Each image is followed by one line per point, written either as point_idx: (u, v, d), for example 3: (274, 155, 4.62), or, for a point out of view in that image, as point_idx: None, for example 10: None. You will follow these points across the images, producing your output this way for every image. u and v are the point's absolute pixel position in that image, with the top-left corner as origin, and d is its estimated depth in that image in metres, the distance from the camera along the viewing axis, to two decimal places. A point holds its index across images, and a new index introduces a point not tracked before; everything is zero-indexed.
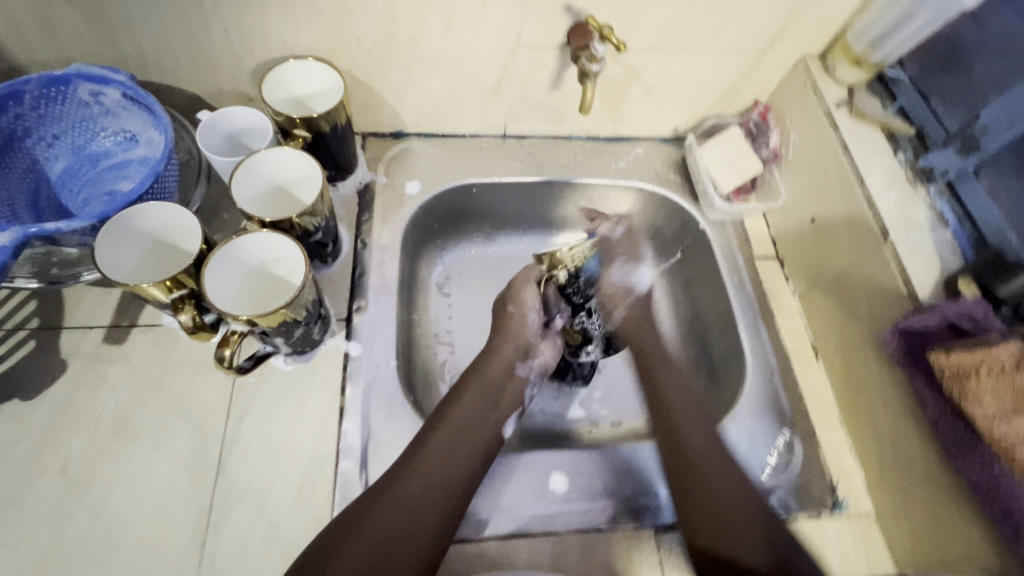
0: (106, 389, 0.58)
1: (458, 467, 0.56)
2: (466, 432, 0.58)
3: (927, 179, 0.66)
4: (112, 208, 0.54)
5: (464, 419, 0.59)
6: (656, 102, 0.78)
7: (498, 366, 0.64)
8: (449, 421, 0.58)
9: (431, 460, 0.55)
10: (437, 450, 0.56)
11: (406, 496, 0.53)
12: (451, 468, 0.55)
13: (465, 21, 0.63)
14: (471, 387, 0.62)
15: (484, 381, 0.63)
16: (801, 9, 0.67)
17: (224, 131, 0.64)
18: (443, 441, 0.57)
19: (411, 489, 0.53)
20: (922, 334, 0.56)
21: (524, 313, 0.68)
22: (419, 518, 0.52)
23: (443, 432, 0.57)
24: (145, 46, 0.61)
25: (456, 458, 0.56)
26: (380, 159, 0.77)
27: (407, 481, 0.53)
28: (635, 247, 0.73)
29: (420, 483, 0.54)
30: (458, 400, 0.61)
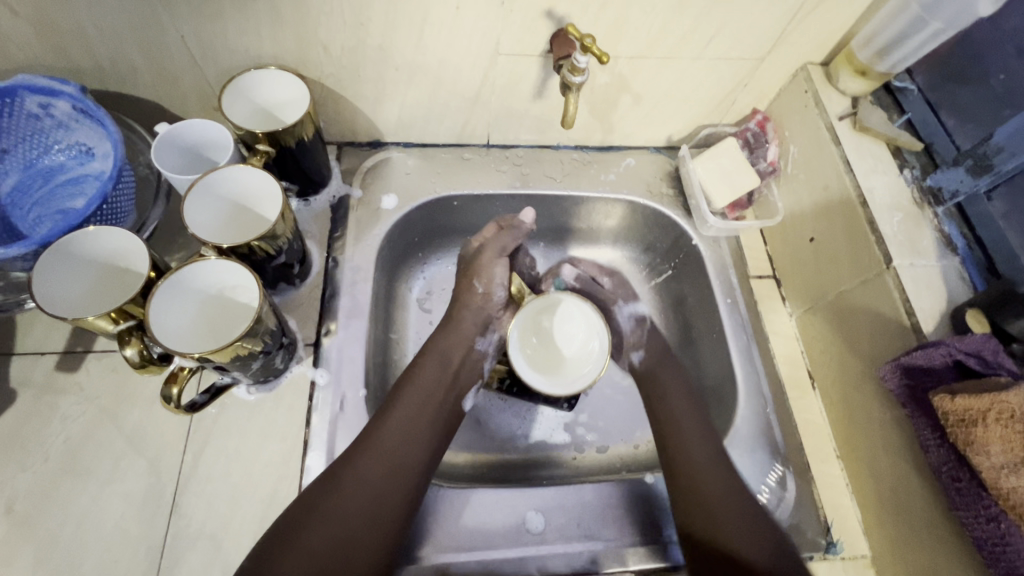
0: (58, 421, 0.56)
1: (418, 446, 0.55)
2: (424, 412, 0.57)
3: (935, 201, 0.62)
4: (54, 232, 0.51)
5: (420, 399, 0.58)
6: (647, 111, 0.73)
7: (460, 340, 0.64)
8: (406, 401, 0.57)
9: (389, 442, 0.54)
10: (396, 430, 0.55)
11: (367, 481, 0.51)
12: (410, 447, 0.54)
13: (439, 30, 0.59)
14: (429, 363, 0.61)
15: (442, 354, 0.62)
16: (803, 15, 0.62)
17: (181, 144, 0.59)
18: (402, 421, 0.55)
19: (371, 472, 0.52)
20: (925, 372, 0.52)
21: (490, 291, 0.66)
22: (381, 502, 0.51)
23: (401, 411, 0.56)
24: (97, 56, 0.57)
25: (416, 436, 0.55)
26: (356, 170, 0.73)
27: (364, 465, 0.52)
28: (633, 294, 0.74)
29: (379, 464, 0.52)
30: (416, 377, 0.59)
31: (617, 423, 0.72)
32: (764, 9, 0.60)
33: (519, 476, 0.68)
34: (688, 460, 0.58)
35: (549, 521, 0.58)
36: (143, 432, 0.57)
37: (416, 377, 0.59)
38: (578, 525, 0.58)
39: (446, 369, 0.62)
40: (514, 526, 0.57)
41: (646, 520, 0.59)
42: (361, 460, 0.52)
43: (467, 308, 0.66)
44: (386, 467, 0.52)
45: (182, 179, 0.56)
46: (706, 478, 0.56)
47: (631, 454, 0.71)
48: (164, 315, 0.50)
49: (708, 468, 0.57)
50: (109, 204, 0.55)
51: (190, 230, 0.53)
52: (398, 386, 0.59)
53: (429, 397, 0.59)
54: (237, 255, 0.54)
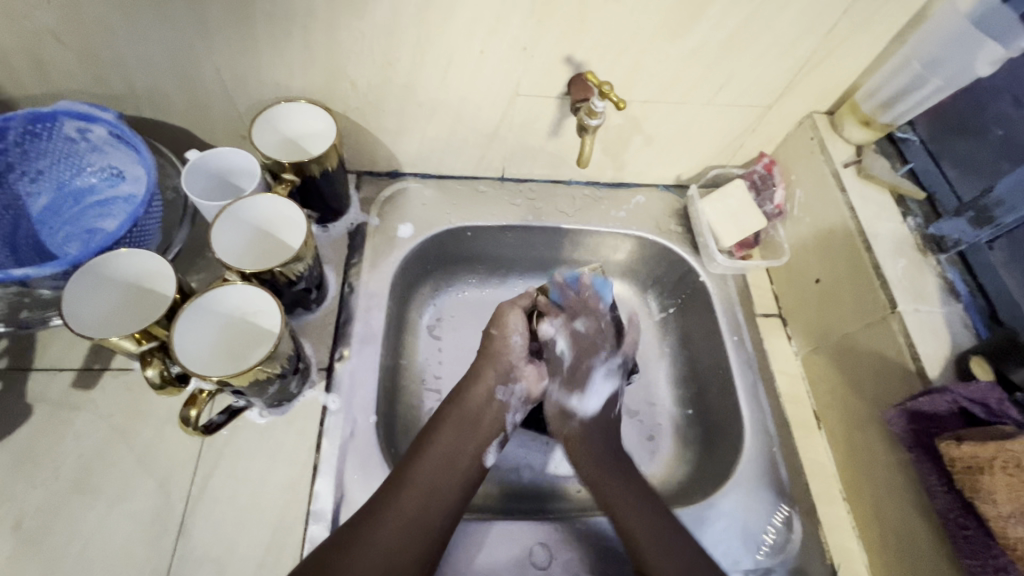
0: (71, 438, 0.57)
1: (433, 511, 0.55)
2: (446, 466, 0.57)
3: (938, 248, 0.64)
4: (84, 254, 0.52)
5: (442, 455, 0.58)
6: (658, 151, 0.76)
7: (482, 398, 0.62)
8: (427, 458, 0.57)
9: (409, 501, 0.54)
10: (416, 489, 0.55)
11: (385, 538, 0.51)
12: (428, 509, 0.54)
13: (462, 71, 0.61)
14: (451, 420, 0.60)
15: (465, 412, 0.61)
16: (809, 68, 0.65)
17: (210, 171, 0.62)
18: (419, 486, 0.55)
19: (388, 530, 0.52)
20: (931, 417, 0.53)
21: (507, 334, 0.65)
22: (400, 555, 0.51)
23: (423, 470, 0.56)
24: (137, 86, 0.59)
25: (432, 501, 0.55)
26: (374, 199, 0.75)
27: (384, 524, 0.52)
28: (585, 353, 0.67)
29: (399, 524, 0.52)
30: (437, 435, 0.59)
31: None
32: (773, 61, 0.63)
33: (521, 507, 0.67)
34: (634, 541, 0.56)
35: (553, 556, 0.58)
36: (154, 451, 0.57)
37: (436, 435, 0.59)
38: (582, 560, 0.58)
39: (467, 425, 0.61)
40: (519, 558, 0.57)
41: None
42: (374, 524, 0.52)
43: (489, 354, 0.64)
44: (401, 529, 0.52)
45: (209, 205, 0.58)
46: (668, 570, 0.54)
47: None
48: (187, 339, 0.51)
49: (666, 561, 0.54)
50: (138, 227, 0.56)
51: (216, 256, 0.55)
52: (417, 447, 0.58)
53: (448, 458, 0.58)
54: (261, 280, 0.56)
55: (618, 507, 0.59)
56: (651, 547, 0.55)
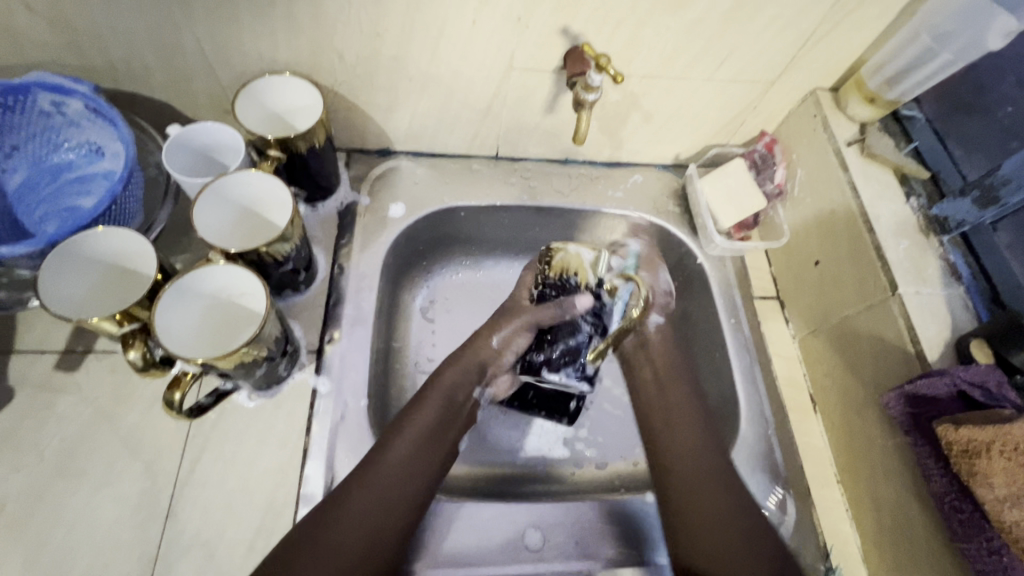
0: (55, 421, 0.55)
1: (414, 485, 0.53)
2: (425, 446, 0.55)
3: (940, 229, 0.62)
4: (61, 231, 0.50)
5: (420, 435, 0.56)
6: (658, 129, 0.74)
7: (462, 379, 0.60)
8: (404, 438, 0.55)
9: (382, 481, 0.52)
10: (392, 467, 0.53)
11: (361, 517, 0.50)
12: (404, 487, 0.53)
13: (454, 43, 0.59)
14: (429, 401, 0.58)
15: (446, 387, 0.59)
16: (814, 41, 0.62)
17: (193, 148, 0.60)
18: (400, 459, 0.53)
19: (361, 507, 0.51)
20: (928, 400, 0.52)
21: (505, 353, 0.62)
22: (376, 532, 0.50)
23: (397, 451, 0.54)
24: (113, 57, 0.57)
25: (411, 477, 0.53)
26: (364, 178, 0.73)
27: (356, 502, 0.51)
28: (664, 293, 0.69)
29: (373, 502, 0.51)
30: (419, 410, 0.57)
31: (617, 438, 0.72)
32: (777, 34, 0.61)
33: (514, 490, 0.67)
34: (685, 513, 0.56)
35: (546, 538, 0.57)
36: (141, 435, 0.56)
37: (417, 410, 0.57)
38: (575, 543, 0.58)
39: (450, 401, 0.59)
40: (512, 540, 0.57)
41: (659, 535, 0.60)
42: (347, 502, 0.50)
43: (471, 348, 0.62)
44: (376, 508, 0.51)
45: (190, 181, 0.55)
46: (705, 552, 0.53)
47: (631, 471, 0.70)
48: (169, 319, 0.50)
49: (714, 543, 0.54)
50: (118, 205, 0.54)
51: (198, 234, 0.54)
52: (398, 421, 0.56)
53: (428, 434, 0.56)
54: (246, 260, 0.54)
55: (672, 461, 0.59)
56: (698, 488, 0.57)
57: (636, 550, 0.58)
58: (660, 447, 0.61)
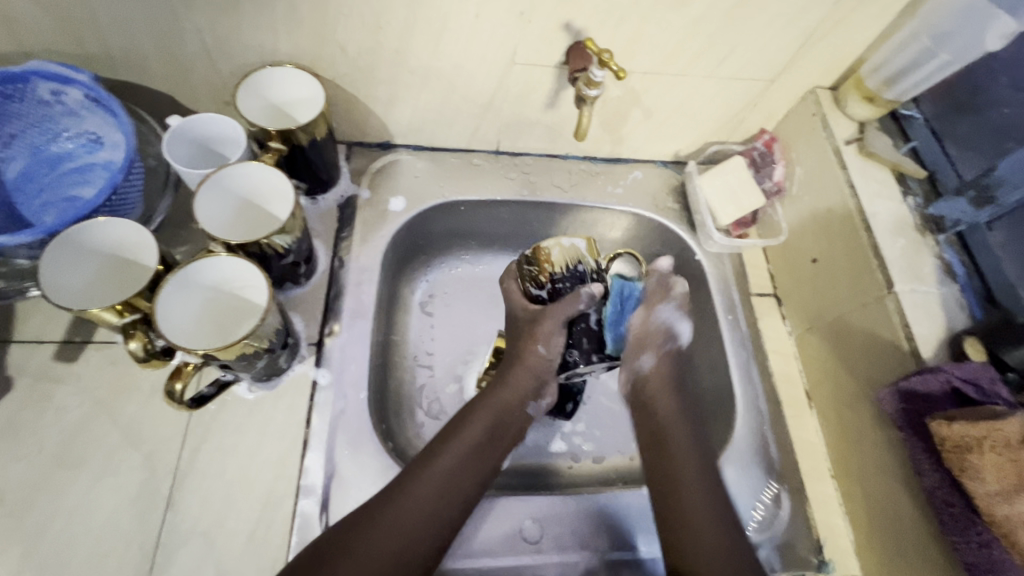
0: (54, 412, 0.55)
1: (456, 500, 0.53)
2: (472, 460, 0.55)
3: (936, 228, 0.63)
4: (62, 221, 0.50)
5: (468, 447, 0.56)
6: (658, 125, 0.74)
7: (514, 396, 0.59)
8: (451, 450, 0.55)
9: (426, 490, 0.52)
10: (437, 477, 0.53)
11: (402, 524, 0.50)
12: (447, 500, 0.52)
13: (456, 36, 0.59)
14: (481, 413, 0.58)
15: (496, 403, 0.59)
16: (815, 40, 0.63)
17: (193, 138, 0.59)
18: (445, 472, 0.53)
19: (404, 514, 0.50)
20: (921, 395, 0.53)
21: (551, 354, 0.58)
22: (414, 543, 0.50)
23: (443, 464, 0.54)
24: (113, 46, 0.56)
25: (454, 491, 0.53)
26: (365, 171, 0.73)
27: (398, 509, 0.50)
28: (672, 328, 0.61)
29: (415, 511, 0.51)
30: (468, 424, 0.57)
31: (615, 432, 0.73)
32: (778, 32, 0.61)
33: (514, 483, 0.67)
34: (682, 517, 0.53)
35: (544, 530, 0.58)
36: (140, 425, 0.56)
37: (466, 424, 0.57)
38: (574, 535, 0.58)
39: (499, 418, 0.58)
40: (511, 532, 0.57)
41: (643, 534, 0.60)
42: (390, 508, 0.50)
43: (521, 363, 0.59)
44: (418, 517, 0.51)
45: (191, 171, 0.55)
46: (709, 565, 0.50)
47: (629, 466, 0.71)
48: (171, 311, 0.50)
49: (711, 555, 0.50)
50: (118, 195, 0.54)
51: (200, 225, 0.53)
52: (446, 436, 0.56)
53: (475, 450, 0.56)
54: (247, 252, 0.54)
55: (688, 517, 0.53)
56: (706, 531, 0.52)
57: (631, 542, 0.59)
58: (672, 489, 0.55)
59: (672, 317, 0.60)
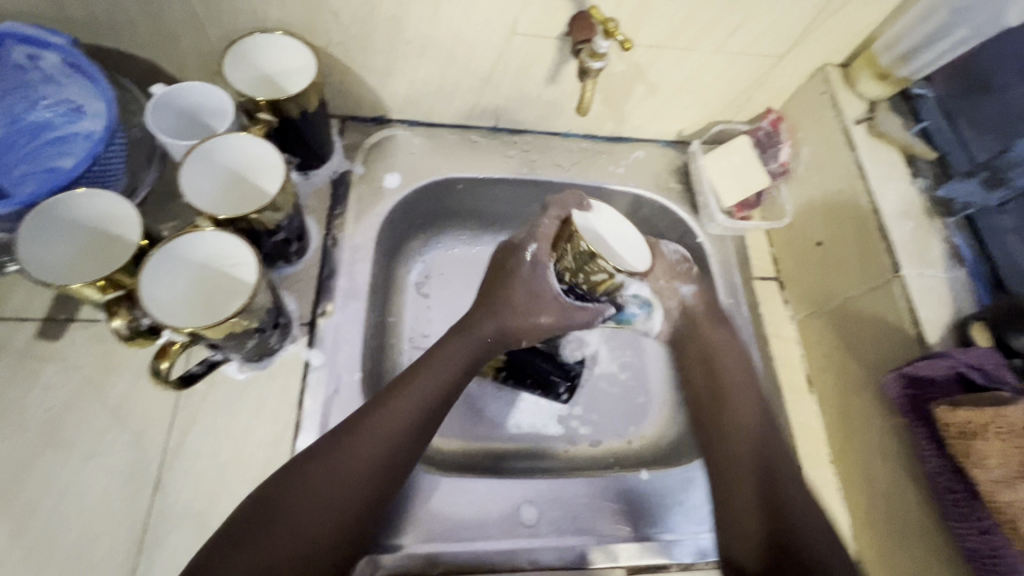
0: (37, 391, 0.54)
1: (394, 459, 0.50)
2: (415, 418, 0.52)
3: (947, 211, 0.62)
4: (40, 193, 0.48)
5: (413, 405, 0.52)
6: (663, 102, 0.72)
7: (466, 351, 0.57)
8: (393, 407, 0.52)
9: (363, 448, 0.49)
10: (377, 435, 0.50)
11: (334, 485, 0.47)
12: (385, 459, 0.49)
13: (455, 4, 0.56)
14: (430, 368, 0.55)
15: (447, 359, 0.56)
16: (829, 13, 0.60)
17: (178, 108, 0.57)
18: (400, 417, 0.51)
19: (336, 472, 0.48)
20: (926, 381, 0.52)
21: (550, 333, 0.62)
22: (348, 503, 0.47)
23: (381, 418, 0.51)
24: (92, 7, 0.53)
25: (410, 436, 0.51)
26: (359, 147, 0.71)
27: (330, 468, 0.48)
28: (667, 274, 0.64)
29: (350, 471, 0.48)
30: (414, 380, 0.54)
31: (613, 417, 0.72)
32: (793, 3, 0.58)
33: (512, 466, 0.67)
34: (737, 493, 0.56)
35: (541, 514, 0.57)
36: (128, 406, 0.55)
37: (423, 371, 0.54)
38: (573, 519, 0.58)
39: (460, 364, 0.56)
40: (508, 517, 0.57)
41: (655, 518, 0.60)
42: (321, 468, 0.47)
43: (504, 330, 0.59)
44: (353, 476, 0.48)
45: (177, 144, 0.53)
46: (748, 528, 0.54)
47: (627, 450, 0.70)
48: (157, 287, 0.48)
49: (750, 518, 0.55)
50: (100, 166, 0.52)
51: (185, 199, 0.51)
52: (384, 394, 0.53)
53: (431, 397, 0.54)
54: (236, 228, 0.52)
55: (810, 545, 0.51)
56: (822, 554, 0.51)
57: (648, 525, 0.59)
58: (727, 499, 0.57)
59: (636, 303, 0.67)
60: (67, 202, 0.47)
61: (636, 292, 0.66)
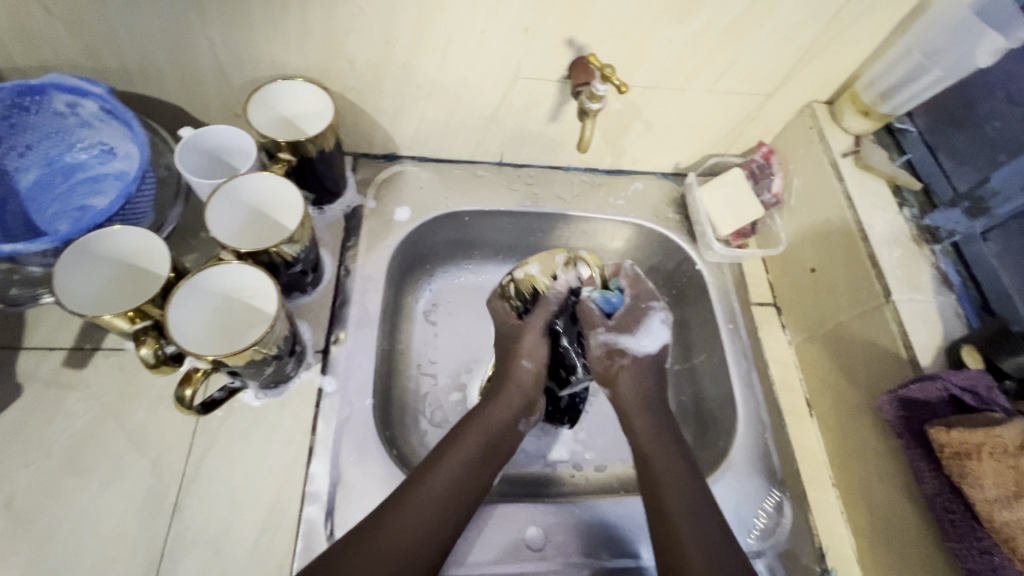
0: (62, 418, 0.56)
1: (452, 519, 0.52)
2: (465, 477, 0.55)
3: (932, 238, 0.65)
4: (76, 230, 0.51)
5: (465, 463, 0.55)
6: (659, 137, 0.75)
7: (504, 411, 0.60)
8: (447, 465, 0.55)
9: (422, 503, 0.52)
10: (437, 492, 0.53)
11: (398, 543, 0.49)
12: (443, 515, 0.52)
13: (462, 51, 0.60)
14: (473, 428, 0.58)
15: (489, 419, 0.59)
16: (812, 55, 0.64)
17: (204, 149, 0.61)
18: (430, 499, 0.52)
19: (399, 525, 0.50)
20: (920, 403, 0.54)
21: (537, 365, 0.61)
22: (411, 558, 0.49)
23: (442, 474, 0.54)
24: (129, 59, 0.58)
25: (448, 513, 0.52)
26: (371, 182, 0.74)
27: (394, 524, 0.50)
28: (637, 311, 0.60)
29: (411, 528, 0.50)
30: (462, 438, 0.57)
31: (617, 442, 0.73)
32: (777, 47, 0.62)
33: (516, 491, 0.68)
34: (672, 530, 0.52)
35: (547, 539, 0.58)
36: (147, 432, 0.57)
37: (453, 449, 0.56)
38: (577, 544, 0.58)
39: (487, 440, 0.57)
40: (514, 541, 0.57)
41: (641, 541, 0.60)
42: (387, 522, 0.50)
43: (508, 375, 0.61)
44: (415, 531, 0.50)
45: (203, 182, 0.57)
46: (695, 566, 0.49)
47: (631, 475, 0.71)
48: (182, 316, 0.51)
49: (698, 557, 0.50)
50: (131, 205, 0.55)
51: (211, 234, 0.54)
52: (440, 452, 0.56)
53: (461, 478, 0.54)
54: (257, 261, 0.55)
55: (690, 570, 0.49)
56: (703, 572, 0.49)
57: (634, 549, 0.59)
58: (666, 526, 0.52)
59: (612, 337, 0.59)
60: (103, 239, 0.51)
61: (612, 332, 0.59)
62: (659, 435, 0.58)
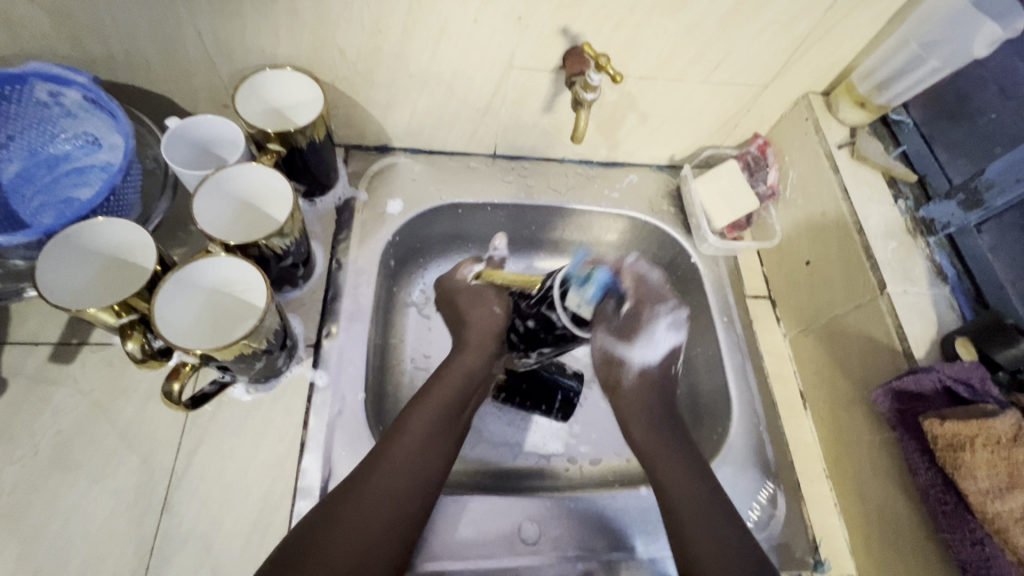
0: (49, 414, 0.55)
1: (436, 458, 0.54)
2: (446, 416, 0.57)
3: (927, 231, 0.64)
4: (59, 222, 0.50)
5: (443, 402, 0.57)
6: (655, 129, 0.75)
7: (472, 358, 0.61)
8: (426, 405, 0.56)
9: (407, 449, 0.52)
10: (416, 435, 0.54)
11: (391, 485, 0.50)
12: (428, 454, 0.53)
13: (455, 39, 0.59)
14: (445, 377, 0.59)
15: (458, 370, 0.60)
16: (809, 46, 0.64)
17: (191, 140, 0.59)
18: (409, 450, 0.52)
19: (386, 469, 0.51)
20: (915, 395, 0.54)
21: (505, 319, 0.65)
22: (404, 493, 0.50)
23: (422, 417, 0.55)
24: (114, 48, 0.56)
25: (431, 453, 0.54)
26: (362, 174, 0.73)
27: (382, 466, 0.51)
28: (641, 320, 0.55)
29: (398, 471, 0.51)
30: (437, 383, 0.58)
31: (611, 435, 0.73)
32: (774, 37, 0.62)
33: (509, 485, 0.67)
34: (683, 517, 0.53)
35: (542, 531, 0.58)
36: (136, 428, 0.56)
37: (418, 413, 0.55)
38: (572, 537, 0.58)
39: (457, 392, 0.59)
40: (508, 534, 0.57)
41: (637, 532, 0.60)
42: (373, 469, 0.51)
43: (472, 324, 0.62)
44: (405, 470, 0.51)
45: (190, 174, 0.55)
46: (700, 536, 0.51)
47: (625, 467, 0.71)
48: (169, 309, 0.50)
49: (701, 524, 0.52)
50: (117, 197, 0.54)
51: (199, 226, 0.53)
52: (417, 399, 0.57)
53: (446, 408, 0.57)
54: (246, 254, 0.54)
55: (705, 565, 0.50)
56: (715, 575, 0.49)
57: (630, 542, 0.59)
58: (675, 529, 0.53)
59: (613, 345, 0.57)
60: (86, 230, 0.50)
61: (612, 335, 0.55)
62: (665, 435, 0.59)
